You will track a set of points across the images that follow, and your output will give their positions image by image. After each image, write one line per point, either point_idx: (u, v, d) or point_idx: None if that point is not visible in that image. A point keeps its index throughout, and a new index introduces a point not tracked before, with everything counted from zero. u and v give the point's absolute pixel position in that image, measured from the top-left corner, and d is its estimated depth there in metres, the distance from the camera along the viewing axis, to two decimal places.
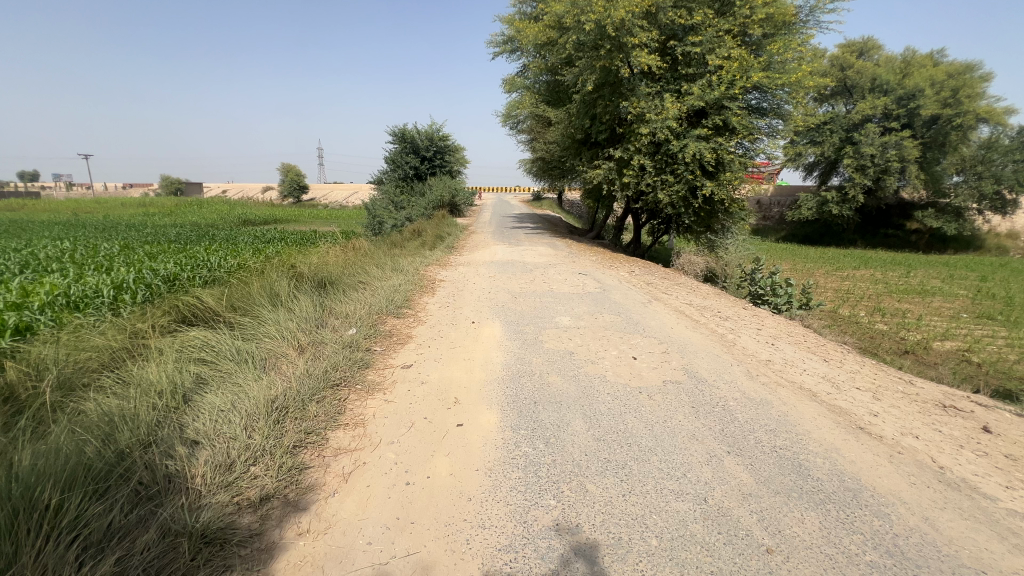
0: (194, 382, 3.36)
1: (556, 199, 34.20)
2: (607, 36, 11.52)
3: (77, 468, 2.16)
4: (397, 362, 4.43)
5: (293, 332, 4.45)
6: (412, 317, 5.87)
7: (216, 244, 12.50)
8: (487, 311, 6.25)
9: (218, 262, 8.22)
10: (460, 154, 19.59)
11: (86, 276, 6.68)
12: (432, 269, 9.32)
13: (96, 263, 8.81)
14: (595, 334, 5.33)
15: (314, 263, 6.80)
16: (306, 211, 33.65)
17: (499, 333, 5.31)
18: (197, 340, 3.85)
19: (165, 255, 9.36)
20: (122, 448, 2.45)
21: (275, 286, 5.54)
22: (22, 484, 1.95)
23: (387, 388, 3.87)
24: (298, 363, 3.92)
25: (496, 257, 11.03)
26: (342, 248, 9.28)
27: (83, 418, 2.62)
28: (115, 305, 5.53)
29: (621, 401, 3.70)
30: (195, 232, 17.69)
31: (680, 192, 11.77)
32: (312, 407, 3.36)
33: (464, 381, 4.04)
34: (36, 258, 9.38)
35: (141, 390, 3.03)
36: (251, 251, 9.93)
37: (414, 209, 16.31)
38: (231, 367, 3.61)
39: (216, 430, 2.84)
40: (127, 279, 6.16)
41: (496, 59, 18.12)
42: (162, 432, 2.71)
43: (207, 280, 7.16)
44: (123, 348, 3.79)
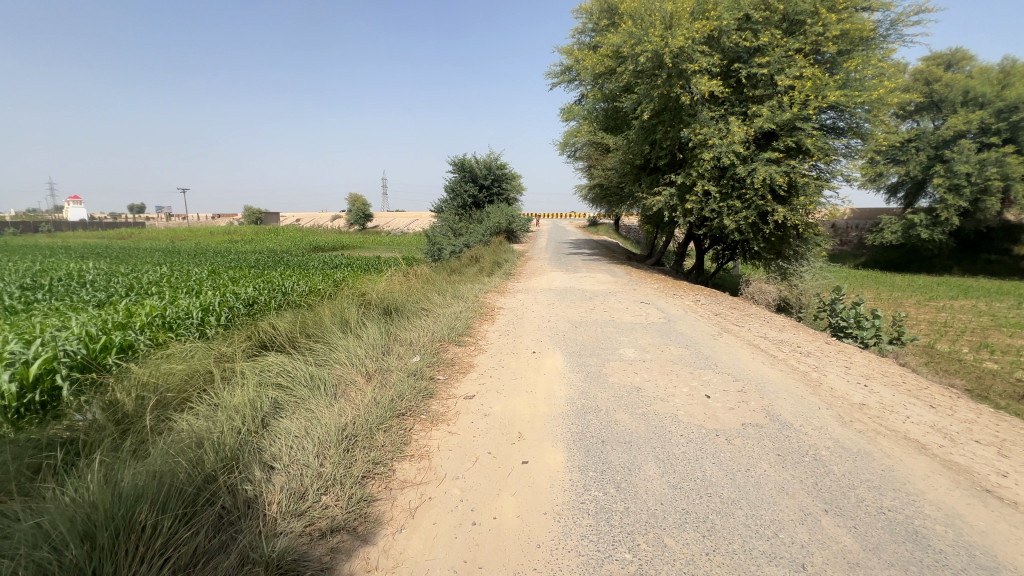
0: (271, 407, 3.50)
1: (613, 224, 33.89)
2: (665, 63, 11.41)
3: (169, 491, 2.27)
4: (459, 392, 4.40)
5: (361, 359, 4.58)
6: (473, 345, 5.89)
7: (291, 270, 13.37)
8: (548, 340, 6.14)
9: (292, 287, 8.75)
10: (516, 182, 19.88)
11: (179, 299, 7.31)
12: (491, 295, 9.40)
13: (188, 287, 9.67)
14: (662, 368, 5.07)
15: (381, 290, 7.05)
16: (370, 238, 35.42)
17: (561, 365, 5.19)
18: (275, 365, 4.05)
19: (246, 281, 10.10)
20: (209, 471, 2.56)
21: (345, 312, 5.76)
22: (124, 504, 2.08)
23: (451, 419, 3.85)
24: (366, 390, 4.01)
25: (554, 284, 10.97)
26: (404, 275, 9.59)
27: (176, 439, 2.78)
28: (202, 327, 5.98)
29: (696, 444, 3.44)
30: (272, 258, 19.07)
31: (748, 218, 11.22)
32: (379, 436, 3.39)
33: (527, 414, 3.95)
34: (140, 282, 10.45)
35: (225, 413, 3.19)
36: (322, 277, 10.50)
37: (472, 235, 16.64)
38: (305, 393, 3.74)
39: (291, 458, 2.92)
40: (214, 302, 6.67)
41: (554, 90, 18.50)
42: (243, 455, 2.82)
43: (282, 305, 7.61)
44: (211, 370, 4.06)
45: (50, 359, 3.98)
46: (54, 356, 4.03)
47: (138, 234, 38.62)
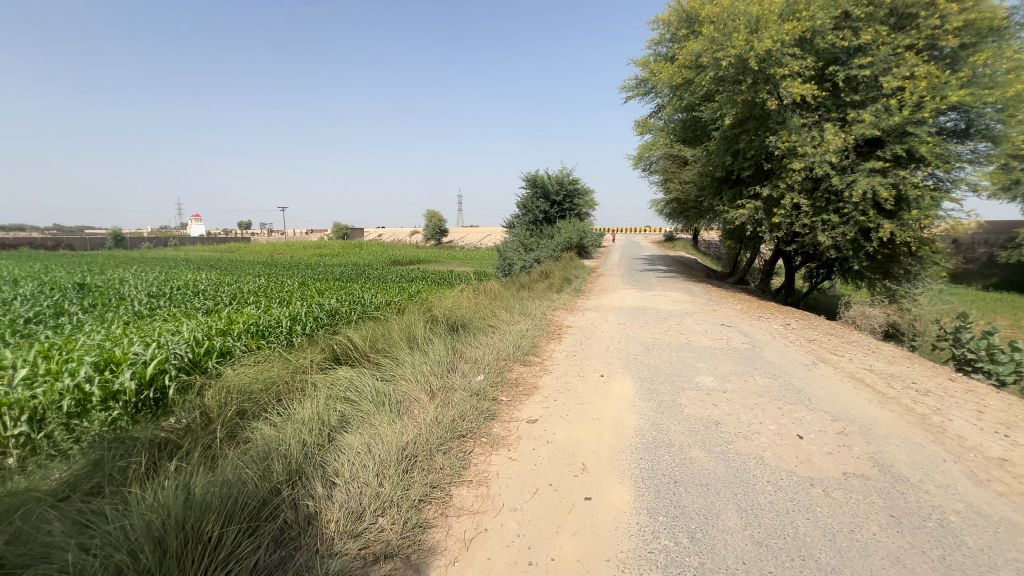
0: (338, 420, 3.61)
1: (692, 240, 32.25)
2: (749, 69, 10.69)
3: (236, 503, 2.36)
4: (522, 415, 4.27)
5: (426, 376, 4.60)
6: (538, 365, 5.73)
7: (370, 282, 14.11)
8: (617, 363, 5.84)
9: (371, 299, 9.17)
10: (589, 197, 19.59)
11: (271, 309, 7.93)
12: (559, 312, 9.22)
13: (280, 297, 10.50)
14: (746, 401, 4.58)
15: (449, 306, 7.16)
16: (445, 252, 36.62)
17: (631, 391, 4.88)
18: (345, 380, 4.20)
19: (330, 292, 10.78)
20: (274, 484, 2.66)
21: (414, 328, 5.89)
22: (195, 512, 2.19)
23: (512, 445, 3.72)
24: (428, 408, 4.01)
25: (626, 302, 10.55)
26: (474, 290, 9.70)
27: (248, 451, 2.93)
28: (289, 336, 6.40)
29: (787, 494, 3.02)
30: (355, 271, 20.30)
31: (848, 233, 10.08)
32: (438, 458, 3.34)
33: (592, 444, 3.72)
34: (241, 292, 11.54)
35: (295, 425, 3.32)
36: (398, 290, 10.93)
37: (543, 250, 16.58)
38: (370, 408, 3.81)
39: (351, 474, 2.95)
40: (300, 312, 7.14)
41: (629, 103, 18.14)
42: (307, 469, 2.90)
43: (359, 317, 7.99)
44: (288, 380, 4.28)
45: (162, 361, 4.45)
46: (166, 357, 4.52)
47: (246, 248, 43.17)
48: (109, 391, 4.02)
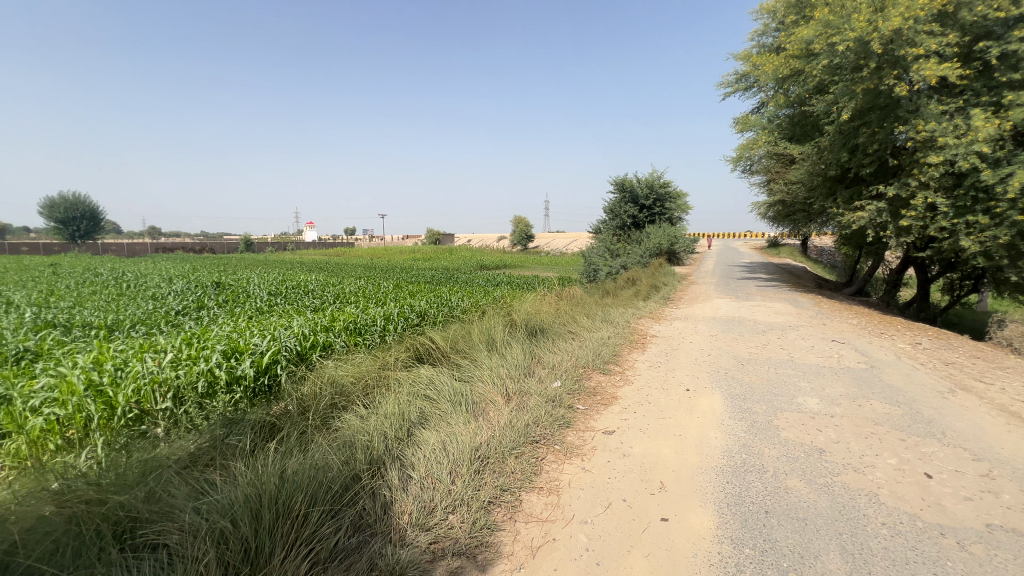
0: (417, 416, 3.78)
1: (800, 246, 29.25)
2: (873, 53, 9.41)
3: (321, 486, 2.56)
4: (599, 425, 4.13)
5: (502, 379, 4.66)
6: (619, 375, 5.52)
7: (458, 286, 14.66)
8: (706, 378, 5.43)
9: (457, 302, 9.51)
10: (682, 201, 18.60)
11: (368, 309, 8.56)
12: (644, 321, 8.83)
13: (376, 298, 11.30)
14: (859, 430, 4.01)
15: (530, 311, 7.18)
16: (531, 257, 36.96)
17: (719, 408, 4.51)
18: (427, 379, 4.38)
19: (420, 295, 11.36)
20: (356, 471, 2.84)
21: (494, 331, 5.98)
22: (287, 491, 2.41)
23: (586, 455, 3.61)
24: (503, 411, 4.05)
25: (719, 312, 9.82)
26: (556, 296, 9.65)
27: (335, 440, 3.17)
28: (381, 335, 6.86)
29: (907, 542, 2.58)
30: (444, 275, 21.23)
31: (1002, 237, 8.46)
32: (510, 462, 3.34)
33: (672, 463, 3.48)
34: (343, 292, 12.60)
35: (379, 419, 3.53)
36: (482, 294, 11.22)
37: (631, 256, 16.06)
38: (447, 408, 3.94)
39: (426, 470, 3.05)
40: (392, 313, 7.61)
41: (728, 100, 17.01)
42: (386, 461, 3.06)
43: (445, 319, 8.32)
44: (375, 375, 4.58)
45: (275, 353, 5.00)
46: (278, 349, 5.07)
47: (351, 252, 47.16)
48: (232, 376, 4.60)
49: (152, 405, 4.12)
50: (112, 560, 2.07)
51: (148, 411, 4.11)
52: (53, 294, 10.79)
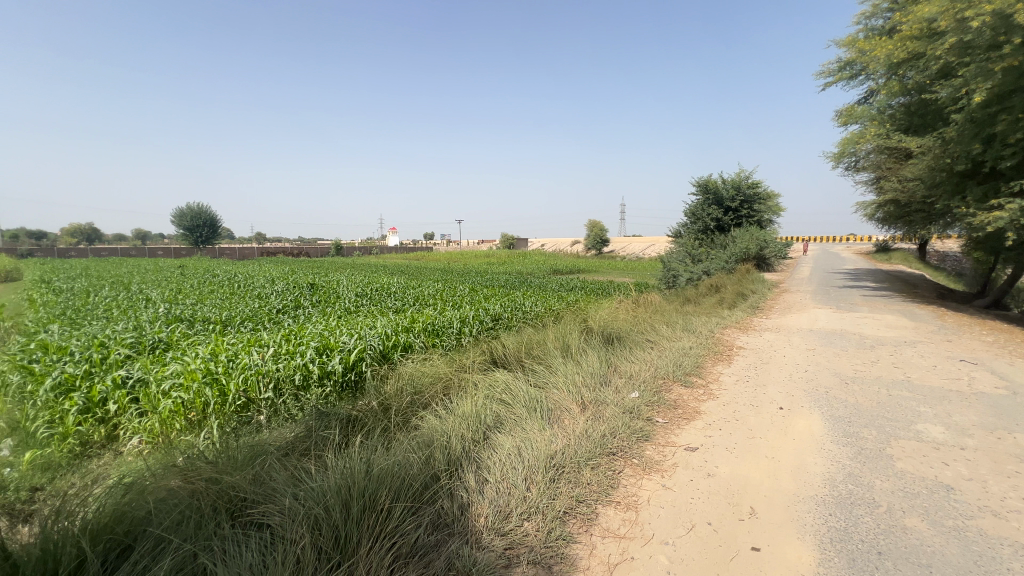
0: (493, 420, 3.82)
1: (916, 251, 25.93)
2: (1016, 27, 8.10)
3: (403, 483, 2.67)
4: (680, 441, 3.92)
5: (578, 387, 4.59)
6: (702, 388, 5.19)
7: (531, 290, 14.73)
8: (802, 396, 4.95)
9: (531, 306, 9.54)
10: (774, 202, 17.20)
11: (445, 311, 8.86)
12: (729, 331, 8.28)
13: (453, 301, 11.68)
14: (998, 467, 3.43)
15: (606, 318, 7.02)
16: (606, 262, 36.25)
17: (820, 431, 4.08)
18: (502, 384, 4.43)
19: (495, 299, 11.57)
20: (436, 471, 2.93)
21: (569, 338, 5.92)
22: (372, 485, 2.54)
23: (666, 471, 3.43)
24: (579, 419, 3.98)
25: (817, 324, 8.95)
26: (633, 303, 9.35)
27: (416, 438, 3.30)
28: (458, 337, 7.06)
29: None
30: (518, 279, 21.48)
31: None
32: (586, 473, 3.26)
33: (764, 487, 3.20)
34: (423, 295, 13.19)
35: (456, 420, 3.63)
36: (556, 299, 11.18)
37: (714, 262, 15.16)
38: (522, 413, 3.95)
39: (502, 475, 3.07)
40: (468, 316, 7.82)
41: (829, 91, 15.56)
42: (464, 463, 3.13)
43: (519, 323, 8.39)
44: (453, 377, 4.71)
45: (361, 351, 5.34)
46: (364, 348, 5.41)
47: (430, 256, 49.26)
48: (324, 371, 4.98)
49: (257, 394, 4.59)
50: (224, 535, 2.29)
51: (253, 400, 4.58)
52: (181, 292, 12.39)
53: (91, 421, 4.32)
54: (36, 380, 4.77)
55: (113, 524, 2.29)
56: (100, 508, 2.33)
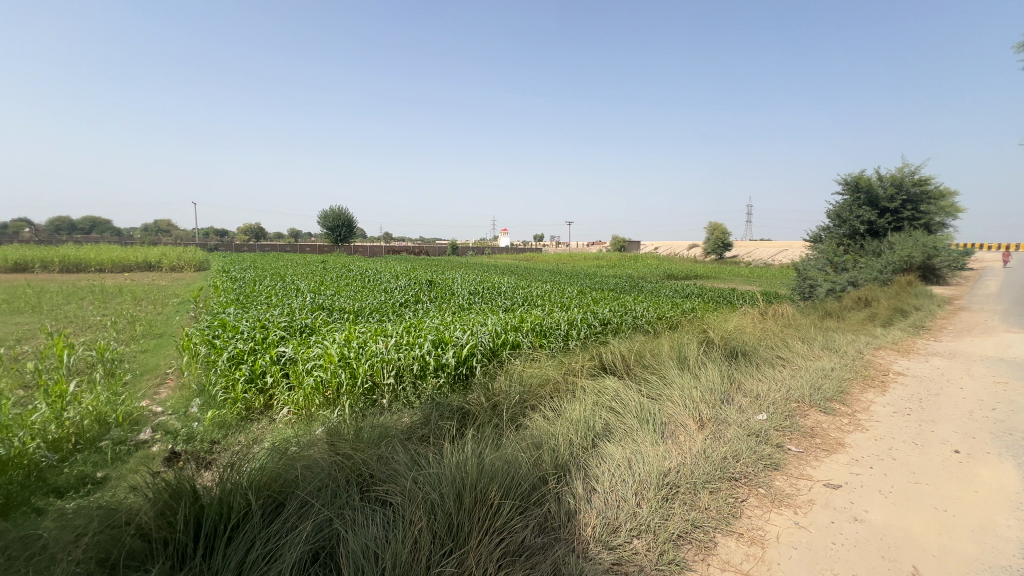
0: (602, 427, 3.73)
1: None
2: None
3: (513, 481, 2.72)
4: (819, 475, 3.42)
5: (695, 402, 4.27)
6: (848, 418, 4.49)
7: (643, 295, 14.13)
8: (988, 440, 4.02)
9: (642, 311, 9.14)
10: (950, 201, 14.29)
11: (554, 313, 8.87)
12: (884, 353, 7.06)
13: (561, 303, 11.66)
14: None
15: (728, 331, 6.43)
16: (728, 268, 33.38)
17: (1013, 486, 3.28)
18: (612, 391, 4.30)
19: (604, 302, 11.30)
20: (544, 473, 2.94)
21: (686, 349, 5.53)
22: (483, 479, 2.63)
23: (800, 507, 3.02)
24: (695, 437, 3.70)
25: (1010, 352, 7.23)
26: (760, 314, 8.45)
27: (525, 438, 3.35)
28: (565, 338, 7.01)
29: None
30: (629, 282, 20.76)
31: None
32: (704, 497, 3.00)
33: (932, 545, 2.65)
34: (532, 295, 13.39)
35: (564, 424, 3.61)
36: (670, 306, 10.56)
37: (864, 271, 13.10)
38: (633, 424, 3.79)
39: (610, 485, 2.98)
40: (576, 318, 7.73)
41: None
42: (571, 468, 3.09)
43: (629, 329, 8.07)
44: (561, 380, 4.70)
45: (473, 346, 5.57)
46: (475, 344, 5.64)
47: (539, 257, 49.79)
48: (439, 363, 5.29)
49: (381, 379, 5.04)
50: (355, 506, 2.54)
51: (377, 384, 5.04)
52: (323, 284, 14.13)
53: (253, 389, 5.11)
54: (217, 352, 5.78)
55: (269, 482, 2.65)
56: (262, 466, 2.71)
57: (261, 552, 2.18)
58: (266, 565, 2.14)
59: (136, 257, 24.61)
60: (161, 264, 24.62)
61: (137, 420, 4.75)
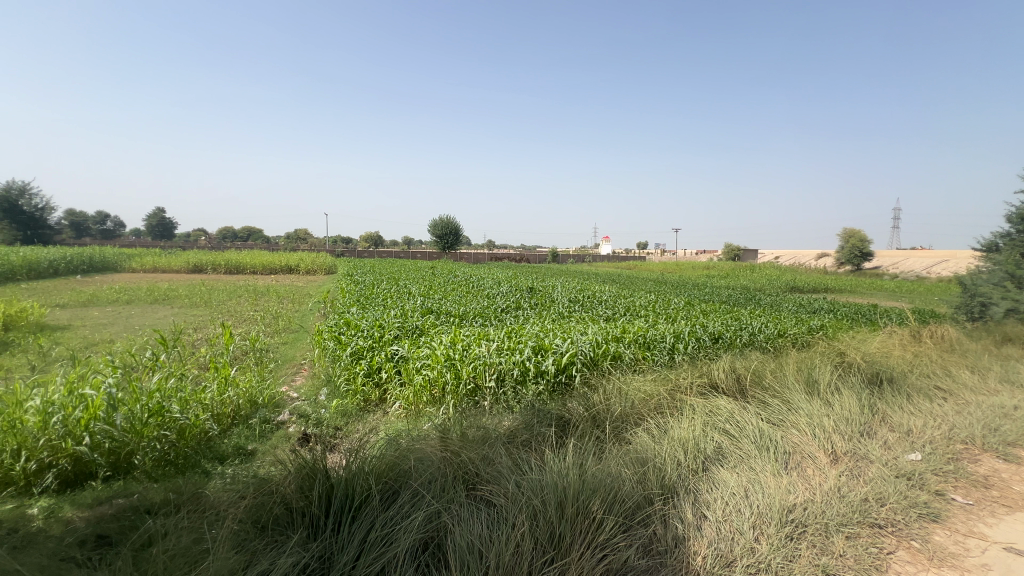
0: (714, 451, 3.47)
1: None
2: None
3: (616, 497, 2.65)
4: (997, 536, 2.80)
5: (827, 433, 3.78)
6: None
7: (761, 309, 12.87)
8: None
9: (759, 326, 8.32)
10: None
11: (659, 324, 8.47)
12: None
13: (666, 314, 11.11)
14: None
15: (868, 356, 5.59)
16: (868, 281, 29.07)
17: None
18: (725, 412, 3.99)
19: (716, 315, 10.51)
20: (649, 493, 2.82)
21: (815, 372, 4.93)
22: (586, 491, 2.60)
23: (970, 571, 2.49)
24: (827, 472, 3.27)
25: None
26: (911, 336, 7.23)
27: (628, 453, 3.24)
28: (671, 351, 6.64)
29: None
30: (745, 294, 19.04)
31: None
32: (838, 542, 2.62)
33: None
34: (635, 305, 12.93)
35: (671, 443, 3.42)
36: (794, 322, 9.48)
37: None
38: (751, 450, 3.47)
39: (724, 515, 2.75)
40: (684, 331, 7.29)
41: None
42: (679, 491, 2.91)
43: (744, 346, 7.40)
44: (667, 396, 4.46)
45: (573, 354, 5.55)
46: (576, 352, 5.60)
47: (643, 266, 47.88)
48: (539, 369, 5.35)
49: (483, 381, 5.23)
50: (462, 502, 2.65)
51: (479, 386, 5.24)
52: (432, 289, 15.10)
53: (371, 382, 5.61)
54: (342, 347, 6.46)
55: (387, 469, 2.89)
56: (380, 455, 2.97)
57: (379, 533, 2.37)
58: (383, 547, 2.31)
59: (280, 262, 28.48)
60: (299, 268, 28.16)
61: (278, 403, 5.48)
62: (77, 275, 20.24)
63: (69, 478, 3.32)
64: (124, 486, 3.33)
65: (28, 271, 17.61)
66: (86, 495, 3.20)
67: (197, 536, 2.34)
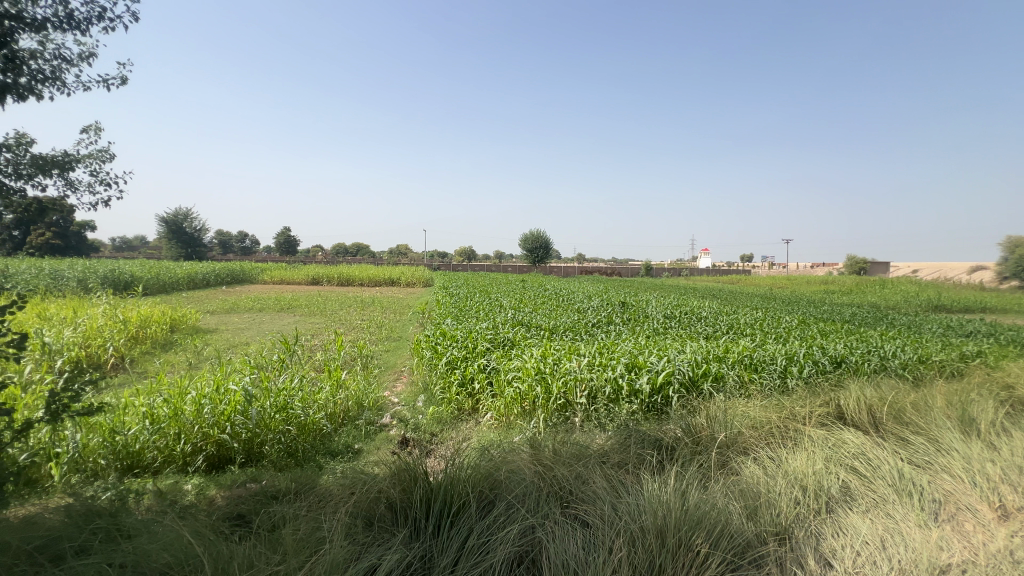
0: (839, 491, 3.06)
1: None
2: None
3: (724, 533, 2.45)
4: None
5: (992, 482, 3.14)
6: None
7: (895, 330, 11.16)
8: None
9: (894, 350, 7.23)
10: None
11: (768, 345, 7.75)
12: None
13: (776, 334, 10.12)
14: None
15: None
16: None
17: None
18: (854, 446, 3.51)
19: (837, 336, 9.34)
20: (762, 533, 2.57)
21: (971, 409, 4.14)
22: (690, 523, 2.44)
23: None
24: (993, 530, 2.71)
25: None
26: None
27: (735, 485, 2.99)
28: (783, 374, 6.02)
29: None
30: (875, 313, 16.62)
31: None
32: None
33: None
34: (740, 323, 11.95)
35: (785, 477, 3.09)
36: (941, 346, 8.05)
37: None
38: (889, 494, 3.01)
39: (854, 567, 2.40)
40: (799, 353, 6.58)
41: None
42: (797, 533, 2.62)
43: (873, 371, 6.46)
44: (779, 425, 4.05)
45: (670, 373, 5.28)
46: (672, 372, 5.32)
47: (747, 280, 44.27)
48: (632, 388, 5.17)
49: (574, 397, 5.16)
50: (556, 519, 2.63)
51: (570, 402, 5.17)
52: (523, 302, 15.29)
53: (464, 392, 5.79)
54: (439, 356, 6.80)
55: (483, 478, 2.94)
56: (476, 465, 3.04)
57: (475, 542, 2.43)
58: (480, 556, 2.36)
59: (385, 275, 30.86)
60: (401, 281, 30.32)
61: (380, 406, 5.88)
62: (224, 285, 23.76)
63: (215, 461, 3.86)
64: (255, 471, 3.78)
65: (189, 282, 21.12)
66: (227, 476, 3.69)
67: (315, 524, 2.57)
